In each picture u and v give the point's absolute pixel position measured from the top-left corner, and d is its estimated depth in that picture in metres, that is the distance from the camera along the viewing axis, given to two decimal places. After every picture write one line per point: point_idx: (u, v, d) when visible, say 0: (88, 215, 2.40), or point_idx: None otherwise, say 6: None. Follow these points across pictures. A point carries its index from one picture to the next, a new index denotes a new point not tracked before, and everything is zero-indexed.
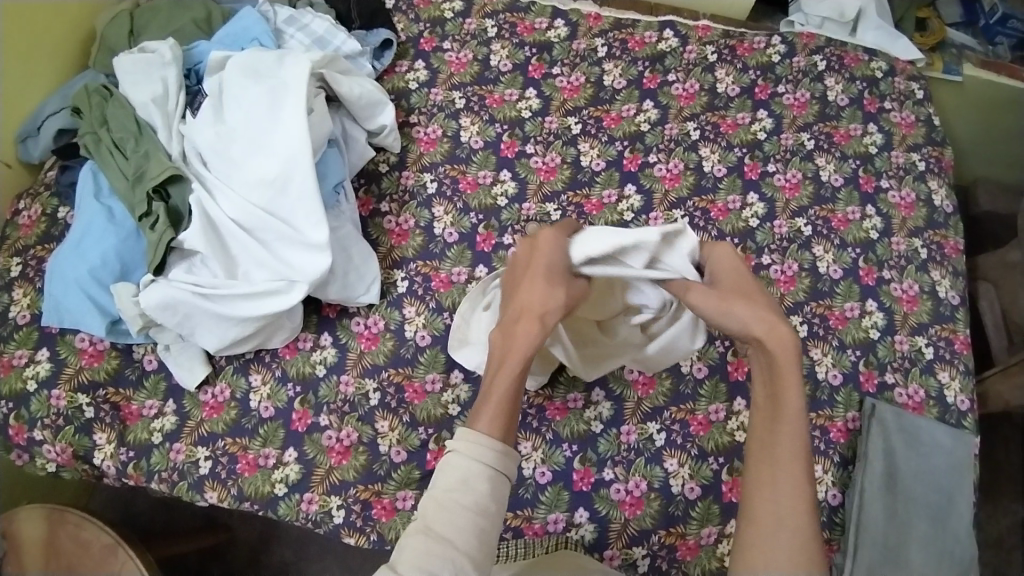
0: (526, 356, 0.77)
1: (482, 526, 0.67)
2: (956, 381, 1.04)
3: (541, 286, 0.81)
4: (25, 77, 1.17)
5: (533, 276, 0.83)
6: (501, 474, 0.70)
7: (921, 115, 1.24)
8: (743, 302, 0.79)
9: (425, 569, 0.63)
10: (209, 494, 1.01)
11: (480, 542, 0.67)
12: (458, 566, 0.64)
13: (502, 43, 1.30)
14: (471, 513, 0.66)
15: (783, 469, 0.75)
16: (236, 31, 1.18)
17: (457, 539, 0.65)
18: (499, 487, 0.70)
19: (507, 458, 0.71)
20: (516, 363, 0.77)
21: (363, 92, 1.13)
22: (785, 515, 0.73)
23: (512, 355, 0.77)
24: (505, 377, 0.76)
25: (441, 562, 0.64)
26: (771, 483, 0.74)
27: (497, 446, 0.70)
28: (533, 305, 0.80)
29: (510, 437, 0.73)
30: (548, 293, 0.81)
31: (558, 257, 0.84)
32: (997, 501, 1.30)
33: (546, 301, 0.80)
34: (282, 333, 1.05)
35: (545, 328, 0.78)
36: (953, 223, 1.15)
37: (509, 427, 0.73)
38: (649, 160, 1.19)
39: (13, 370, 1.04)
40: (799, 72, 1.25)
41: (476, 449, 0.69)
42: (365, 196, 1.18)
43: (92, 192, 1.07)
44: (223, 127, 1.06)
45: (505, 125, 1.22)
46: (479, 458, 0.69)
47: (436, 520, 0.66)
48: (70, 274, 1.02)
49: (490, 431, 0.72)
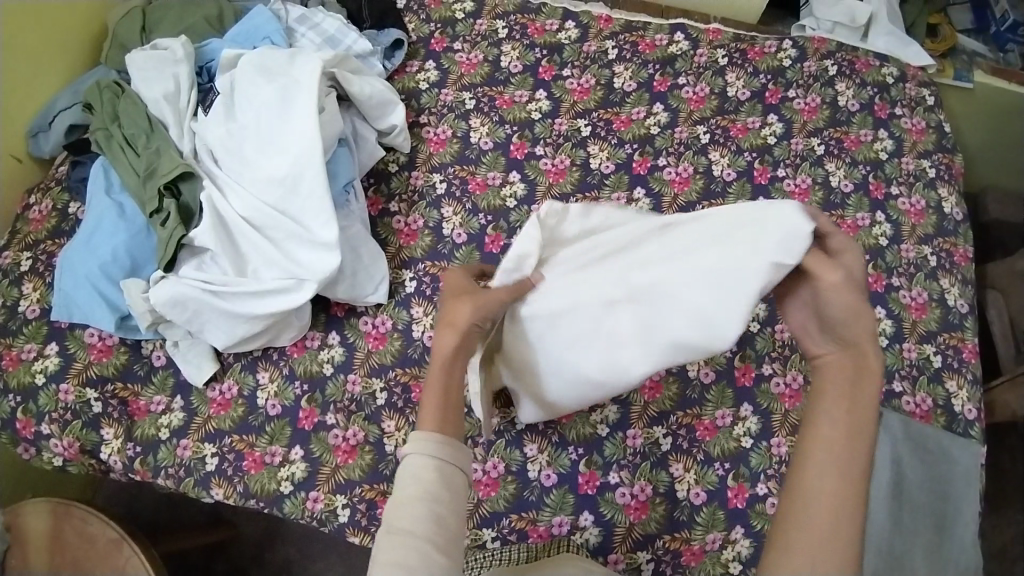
0: (448, 362, 0.74)
1: (439, 513, 0.63)
2: (963, 390, 1.04)
3: (448, 301, 0.79)
4: (37, 73, 1.17)
5: (437, 302, 0.81)
6: (453, 464, 0.66)
7: (932, 122, 1.23)
8: (863, 314, 0.68)
9: (393, 561, 0.59)
10: (215, 491, 1.01)
11: (442, 529, 0.62)
12: (424, 555, 0.60)
13: (513, 44, 1.30)
14: (425, 503, 0.62)
15: (844, 473, 0.63)
16: (249, 29, 1.19)
17: (417, 527, 0.61)
18: (452, 478, 0.66)
19: (454, 447, 0.67)
20: (439, 375, 0.73)
21: (373, 92, 1.14)
22: (841, 524, 0.62)
23: (434, 369, 0.74)
24: (433, 386, 0.72)
25: (408, 552, 0.60)
26: (830, 487, 0.63)
27: (436, 435, 0.67)
28: (444, 316, 0.78)
29: (452, 428, 0.69)
30: (452, 305, 0.78)
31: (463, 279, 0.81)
32: (1002, 510, 1.29)
33: (456, 309, 0.77)
34: (290, 332, 1.05)
35: (459, 330, 0.76)
36: (963, 231, 1.15)
37: (448, 419, 0.69)
38: (658, 163, 1.19)
39: (21, 364, 1.04)
40: (810, 77, 1.25)
41: (419, 442, 0.66)
42: (374, 195, 1.19)
43: (103, 188, 1.08)
44: (234, 125, 1.06)
45: (515, 126, 1.22)
46: (424, 450, 0.66)
47: (395, 513, 0.62)
48: (80, 269, 1.02)
49: (428, 421, 0.68)
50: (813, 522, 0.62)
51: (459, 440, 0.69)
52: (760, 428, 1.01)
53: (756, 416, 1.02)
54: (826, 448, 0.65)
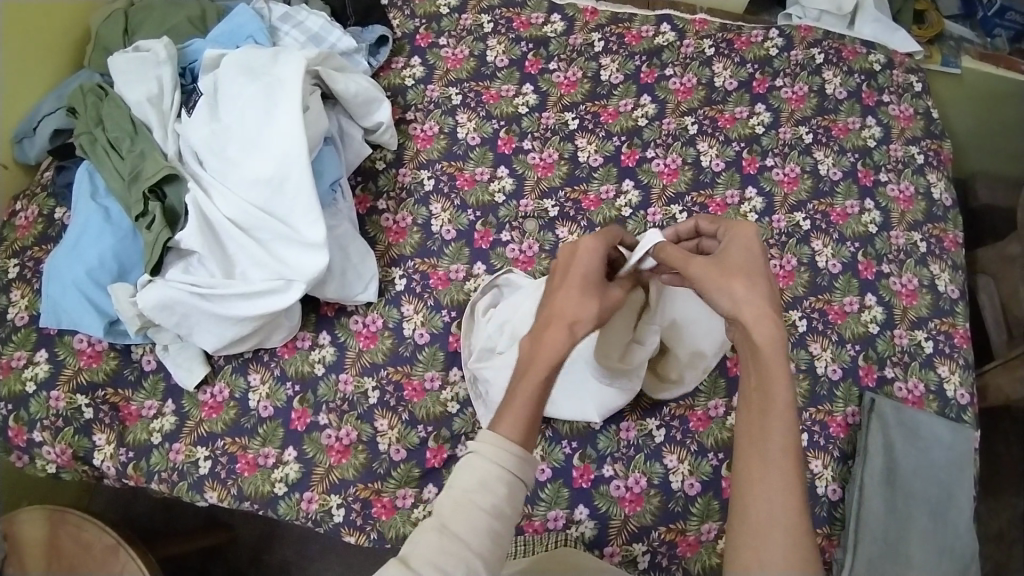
0: (555, 365, 0.73)
1: (497, 530, 0.63)
2: (955, 375, 1.04)
3: (575, 294, 0.78)
4: (21, 78, 1.17)
5: (568, 287, 0.79)
6: (522, 482, 0.66)
7: (919, 108, 1.23)
8: (739, 282, 0.74)
9: (436, 564, 0.60)
10: (209, 494, 1.01)
11: (495, 544, 0.63)
12: (469, 566, 0.60)
13: (499, 39, 1.29)
14: (487, 515, 0.63)
15: (774, 454, 0.66)
16: (231, 28, 1.18)
17: (473, 537, 0.62)
18: (518, 492, 0.66)
19: (528, 464, 0.67)
20: (542, 374, 0.72)
21: (358, 90, 1.13)
22: (782, 510, 0.64)
23: (539, 367, 0.73)
24: (528, 385, 0.72)
25: (453, 560, 0.60)
26: (761, 471, 0.66)
27: (517, 448, 0.66)
28: (565, 311, 0.77)
29: (531, 441, 0.69)
30: (580, 304, 0.77)
31: (596, 267, 0.81)
32: (998, 494, 1.30)
33: (579, 308, 0.77)
34: (280, 333, 1.05)
35: (574, 335, 0.75)
36: (952, 216, 1.15)
37: (532, 432, 0.69)
38: (647, 155, 1.18)
39: (11, 371, 1.04)
40: (797, 65, 1.25)
41: (498, 452, 0.65)
42: (362, 193, 1.18)
43: (88, 193, 1.07)
44: (218, 126, 1.06)
45: (502, 121, 1.22)
46: (502, 462, 0.65)
47: (453, 517, 0.62)
48: (68, 275, 1.02)
49: (509, 430, 0.68)
50: (754, 512, 0.65)
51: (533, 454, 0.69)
52: None
53: None
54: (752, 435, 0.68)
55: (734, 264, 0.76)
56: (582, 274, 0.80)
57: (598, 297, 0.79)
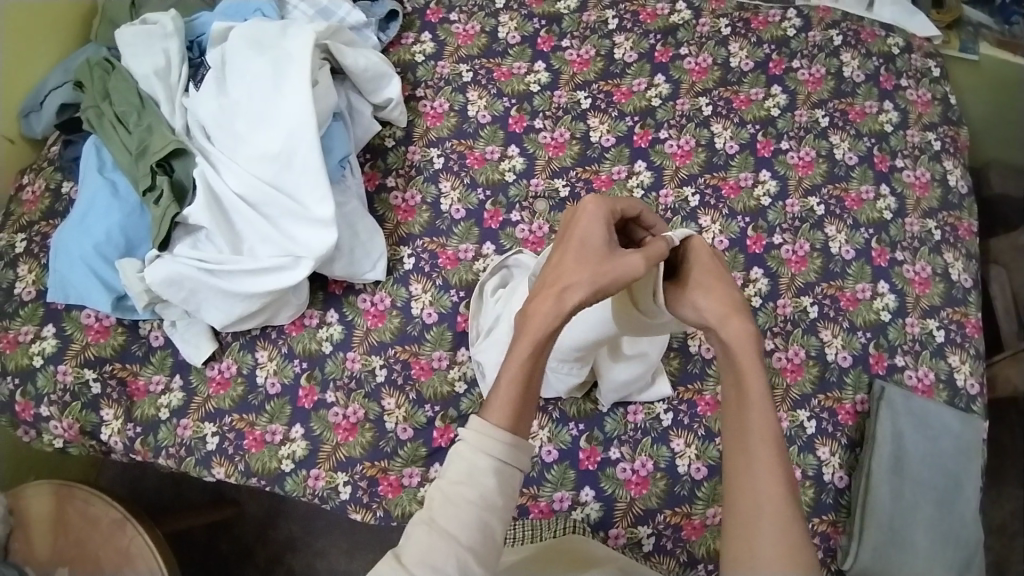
0: (543, 339, 0.68)
1: (488, 522, 0.61)
2: (966, 364, 1.04)
3: (569, 261, 0.71)
4: (28, 50, 1.15)
5: (564, 252, 0.73)
6: (513, 470, 0.63)
7: (937, 93, 1.21)
8: (699, 289, 0.75)
9: (428, 563, 0.58)
10: (216, 470, 1.01)
11: (487, 537, 0.61)
12: (460, 562, 0.59)
13: (511, 15, 1.27)
14: (476, 509, 0.60)
15: (756, 452, 0.65)
16: (238, 1, 1.15)
17: (461, 533, 0.60)
18: (510, 485, 0.63)
19: (519, 451, 0.64)
20: (530, 347, 0.67)
21: (368, 64, 1.12)
22: (766, 496, 0.63)
23: (525, 344, 0.67)
24: (516, 358, 0.67)
25: (443, 557, 0.59)
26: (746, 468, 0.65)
27: (506, 435, 0.63)
28: (557, 279, 0.70)
29: (523, 425, 0.66)
30: (575, 270, 0.70)
31: (596, 232, 0.73)
32: (1000, 484, 1.30)
33: (573, 277, 0.70)
34: (287, 310, 1.04)
35: (562, 307, 0.68)
36: (967, 204, 1.14)
37: (523, 414, 0.66)
38: (660, 136, 1.17)
39: (19, 346, 1.04)
40: (815, 47, 1.22)
41: (485, 441, 0.63)
42: (370, 170, 1.17)
43: (95, 167, 1.06)
44: (226, 100, 1.04)
45: (513, 99, 1.20)
46: (489, 451, 0.63)
47: (441, 511, 0.61)
48: (75, 250, 1.01)
49: (497, 416, 0.64)
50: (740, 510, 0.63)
51: (527, 439, 0.66)
52: None
53: None
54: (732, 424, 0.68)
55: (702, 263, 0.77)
56: (580, 237, 0.73)
57: (594, 263, 0.70)
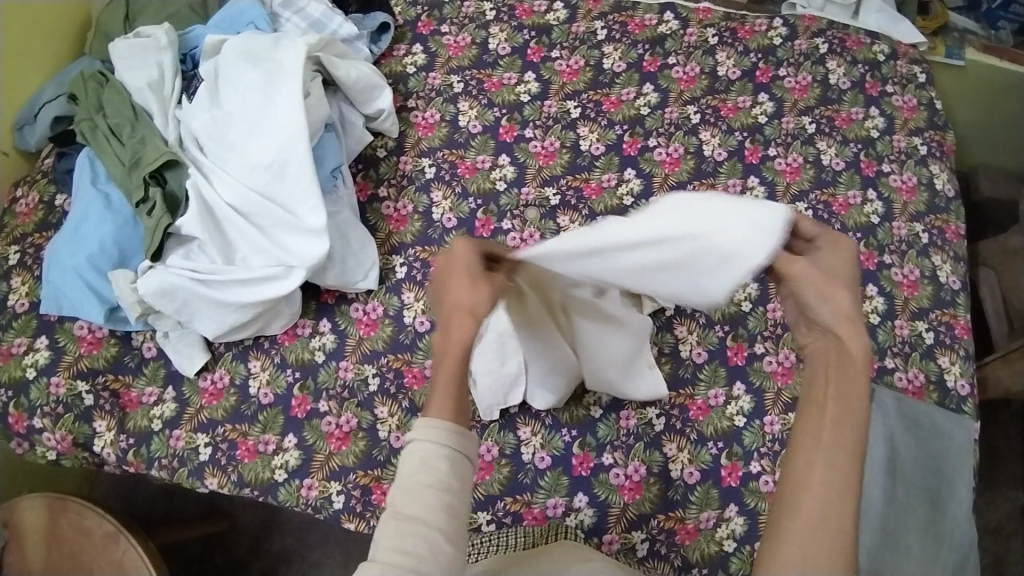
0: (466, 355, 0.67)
1: (451, 503, 0.58)
2: (956, 365, 1.04)
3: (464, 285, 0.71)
4: (23, 64, 1.17)
5: (454, 282, 0.72)
6: (465, 456, 0.61)
7: (923, 98, 1.22)
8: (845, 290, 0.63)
9: (399, 548, 0.54)
10: (209, 480, 1.01)
11: (453, 517, 0.58)
12: (432, 545, 0.56)
13: (500, 27, 1.29)
14: (436, 490, 0.58)
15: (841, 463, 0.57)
16: (232, 15, 1.17)
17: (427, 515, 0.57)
18: (463, 470, 0.61)
19: (466, 438, 0.62)
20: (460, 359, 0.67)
21: (360, 76, 1.13)
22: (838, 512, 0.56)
23: (449, 364, 0.66)
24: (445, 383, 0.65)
25: (414, 540, 0.55)
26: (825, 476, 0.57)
27: (449, 422, 0.61)
28: (464, 302, 0.70)
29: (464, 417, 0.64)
30: (474, 292, 0.70)
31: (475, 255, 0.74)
32: (996, 488, 1.29)
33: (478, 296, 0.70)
34: (280, 320, 1.05)
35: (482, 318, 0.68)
36: (955, 207, 1.15)
37: (461, 405, 0.64)
38: (649, 144, 1.18)
39: (12, 358, 1.04)
40: (800, 55, 1.24)
41: (432, 430, 0.61)
42: (363, 181, 1.18)
43: (88, 179, 1.06)
44: (219, 112, 1.05)
45: (504, 109, 1.22)
46: (437, 437, 0.60)
47: (401, 499, 0.58)
48: (68, 261, 1.01)
49: (438, 409, 0.63)
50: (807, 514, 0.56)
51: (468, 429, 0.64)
52: (753, 407, 1.01)
53: (749, 395, 1.02)
54: (819, 425, 0.59)
55: (841, 272, 0.65)
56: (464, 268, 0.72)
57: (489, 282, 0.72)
